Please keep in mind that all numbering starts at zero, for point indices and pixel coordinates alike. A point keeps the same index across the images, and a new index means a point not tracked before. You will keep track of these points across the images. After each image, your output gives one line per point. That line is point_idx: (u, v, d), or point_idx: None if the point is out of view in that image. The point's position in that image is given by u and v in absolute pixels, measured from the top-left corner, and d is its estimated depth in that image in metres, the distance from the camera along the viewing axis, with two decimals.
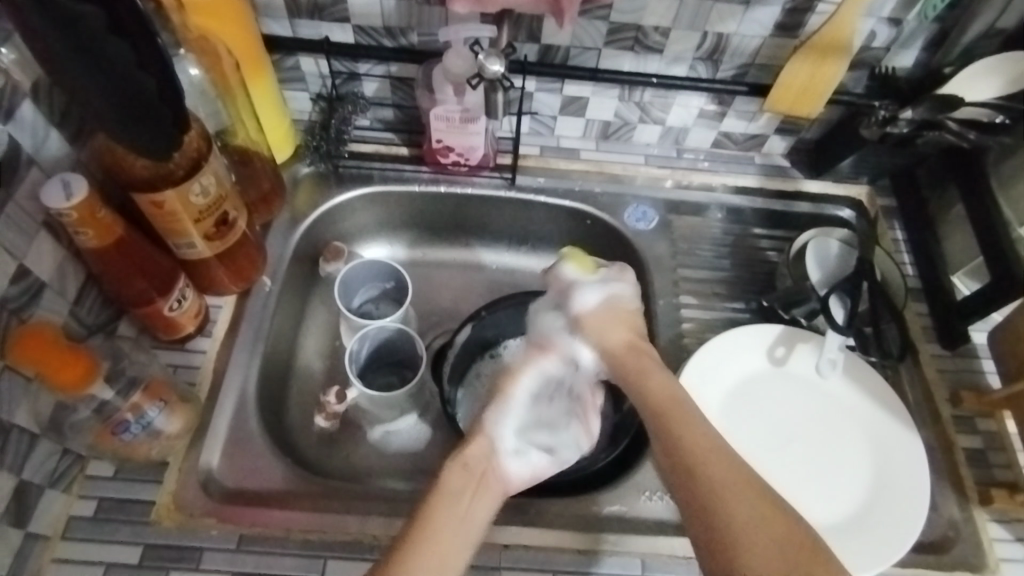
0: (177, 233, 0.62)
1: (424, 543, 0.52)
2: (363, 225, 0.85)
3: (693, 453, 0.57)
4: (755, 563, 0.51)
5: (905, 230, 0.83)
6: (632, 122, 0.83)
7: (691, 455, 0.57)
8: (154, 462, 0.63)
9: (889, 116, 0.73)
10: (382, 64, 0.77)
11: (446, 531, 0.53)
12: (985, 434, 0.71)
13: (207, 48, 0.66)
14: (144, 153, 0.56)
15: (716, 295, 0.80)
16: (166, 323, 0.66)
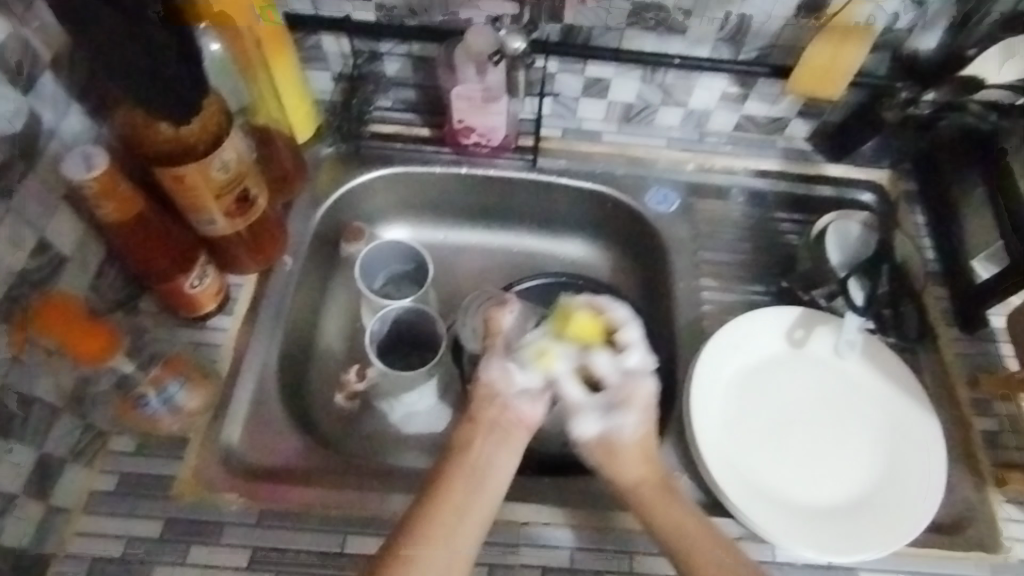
0: (198, 209, 0.62)
1: (438, 503, 0.55)
2: (384, 207, 0.86)
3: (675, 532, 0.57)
4: None
5: (926, 215, 0.83)
6: (653, 104, 0.82)
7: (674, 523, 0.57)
8: (175, 437, 0.63)
9: (912, 97, 0.76)
10: (404, 43, 0.76)
11: (460, 492, 0.56)
12: (1003, 417, 0.71)
13: (229, 24, 0.65)
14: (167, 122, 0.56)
15: (736, 278, 0.80)
16: (186, 300, 0.66)
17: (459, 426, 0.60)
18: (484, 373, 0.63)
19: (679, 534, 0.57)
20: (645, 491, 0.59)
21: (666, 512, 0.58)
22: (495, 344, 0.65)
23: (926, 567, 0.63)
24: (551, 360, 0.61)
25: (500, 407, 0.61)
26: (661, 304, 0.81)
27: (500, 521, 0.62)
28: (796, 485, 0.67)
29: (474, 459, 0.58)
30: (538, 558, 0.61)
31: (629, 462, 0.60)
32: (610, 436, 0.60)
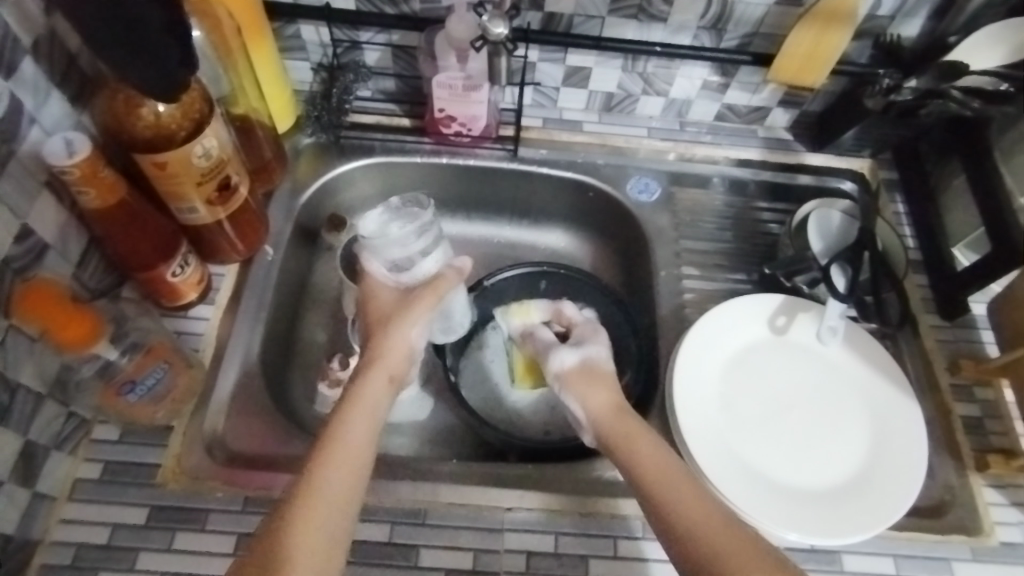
0: (179, 197, 0.62)
1: (337, 447, 0.54)
2: (365, 197, 0.85)
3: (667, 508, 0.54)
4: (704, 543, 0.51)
5: (906, 204, 0.84)
6: (635, 94, 0.83)
7: (668, 485, 0.55)
8: (158, 426, 0.63)
9: (893, 84, 0.73)
10: (384, 32, 0.77)
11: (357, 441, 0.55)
12: (983, 403, 0.72)
13: (209, 12, 0.64)
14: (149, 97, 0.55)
15: (718, 267, 0.80)
16: (168, 289, 0.66)
17: (365, 374, 0.61)
18: (397, 329, 0.65)
19: (671, 502, 0.54)
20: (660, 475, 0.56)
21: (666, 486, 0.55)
22: (422, 304, 0.66)
23: (906, 550, 0.64)
24: (530, 310, 0.75)
25: (406, 361, 0.64)
26: (643, 294, 0.82)
27: (484, 506, 0.62)
28: (779, 469, 0.67)
29: (366, 416, 0.57)
30: (522, 542, 0.61)
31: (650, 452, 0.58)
32: (589, 362, 0.68)
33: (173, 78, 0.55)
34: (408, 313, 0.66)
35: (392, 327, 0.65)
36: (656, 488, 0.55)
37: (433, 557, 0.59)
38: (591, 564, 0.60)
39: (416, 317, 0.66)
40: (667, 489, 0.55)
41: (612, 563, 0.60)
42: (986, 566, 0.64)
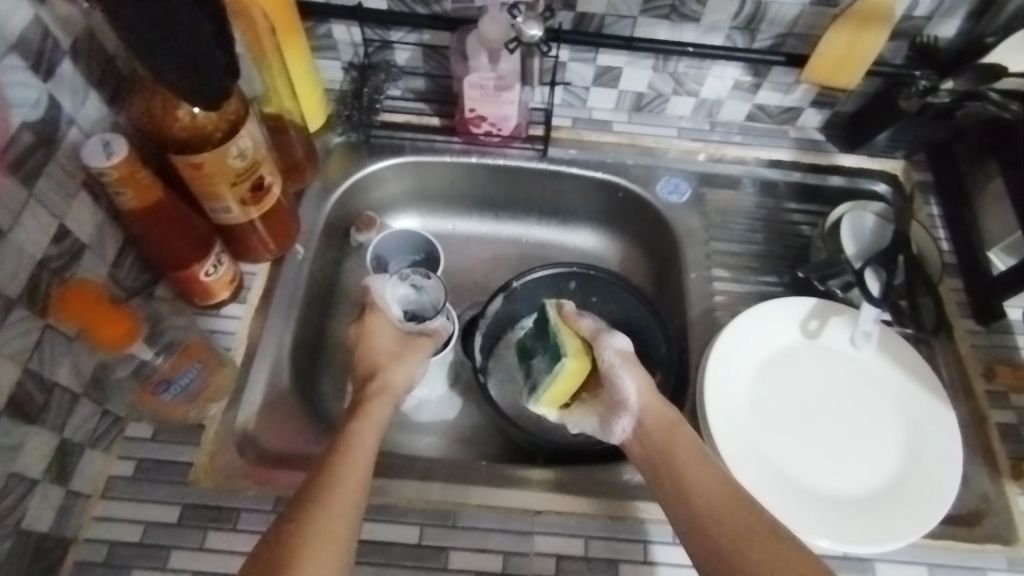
0: (213, 197, 0.62)
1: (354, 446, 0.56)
2: (393, 196, 0.86)
3: (703, 521, 0.54)
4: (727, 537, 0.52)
5: (940, 206, 0.82)
6: (665, 94, 0.83)
7: (706, 496, 0.55)
8: (191, 425, 0.63)
9: (929, 86, 0.73)
10: (415, 32, 0.77)
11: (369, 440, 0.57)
12: (1019, 410, 0.71)
13: (242, 12, 0.64)
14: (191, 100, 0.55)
15: (748, 269, 0.79)
16: (202, 288, 0.66)
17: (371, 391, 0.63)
18: (404, 359, 0.67)
19: (709, 515, 0.54)
20: (699, 488, 0.56)
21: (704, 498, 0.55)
22: (424, 348, 0.69)
23: (941, 558, 0.63)
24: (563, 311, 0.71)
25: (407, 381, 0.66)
26: (673, 296, 0.81)
27: (513, 509, 0.62)
28: (811, 474, 0.67)
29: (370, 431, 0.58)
30: (552, 545, 0.60)
31: (691, 462, 0.58)
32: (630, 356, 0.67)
33: (216, 85, 0.55)
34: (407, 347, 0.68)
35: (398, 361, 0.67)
36: (693, 501, 0.55)
37: (460, 558, 0.59)
38: (621, 568, 0.60)
39: (418, 359, 0.68)
40: (705, 503, 0.55)
41: (642, 568, 0.60)
42: None
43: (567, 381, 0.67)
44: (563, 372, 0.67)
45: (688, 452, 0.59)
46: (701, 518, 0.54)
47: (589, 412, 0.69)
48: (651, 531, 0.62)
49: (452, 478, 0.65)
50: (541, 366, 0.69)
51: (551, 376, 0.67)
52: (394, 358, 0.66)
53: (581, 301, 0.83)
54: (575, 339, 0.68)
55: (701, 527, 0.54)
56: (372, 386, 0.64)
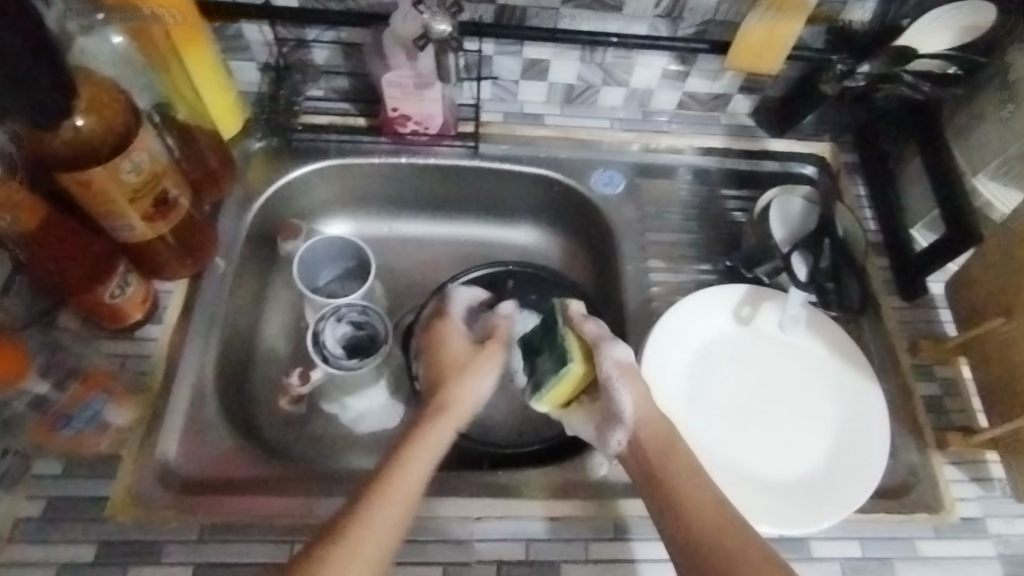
0: (113, 215, 0.60)
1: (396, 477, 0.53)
2: (322, 200, 0.83)
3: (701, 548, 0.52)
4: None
5: (867, 186, 0.83)
6: (595, 84, 0.82)
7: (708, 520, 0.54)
8: (105, 457, 0.61)
9: (847, 69, 0.75)
10: (331, 29, 0.74)
11: (418, 469, 0.54)
12: (942, 381, 0.73)
13: (135, 14, 0.63)
14: (51, 120, 0.53)
15: (684, 258, 0.79)
16: (109, 310, 0.64)
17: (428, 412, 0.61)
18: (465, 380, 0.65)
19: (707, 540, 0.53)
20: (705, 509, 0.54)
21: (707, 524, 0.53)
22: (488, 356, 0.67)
23: (873, 532, 0.64)
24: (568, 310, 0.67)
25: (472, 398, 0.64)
26: (610, 289, 0.80)
27: (452, 517, 0.61)
28: (752, 461, 0.67)
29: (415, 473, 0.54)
30: (493, 551, 0.60)
31: (694, 487, 0.56)
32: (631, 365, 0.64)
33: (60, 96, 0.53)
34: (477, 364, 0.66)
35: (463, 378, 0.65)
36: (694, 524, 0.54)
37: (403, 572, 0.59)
38: (563, 568, 0.60)
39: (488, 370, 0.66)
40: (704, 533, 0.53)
41: (586, 567, 0.60)
42: (949, 543, 0.65)
43: (570, 386, 0.65)
44: (569, 377, 0.64)
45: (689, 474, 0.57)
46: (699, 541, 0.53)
47: (587, 415, 0.65)
48: (592, 529, 0.62)
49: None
50: (546, 365, 0.66)
51: (555, 379, 0.64)
52: (461, 379, 0.65)
53: (520, 299, 0.82)
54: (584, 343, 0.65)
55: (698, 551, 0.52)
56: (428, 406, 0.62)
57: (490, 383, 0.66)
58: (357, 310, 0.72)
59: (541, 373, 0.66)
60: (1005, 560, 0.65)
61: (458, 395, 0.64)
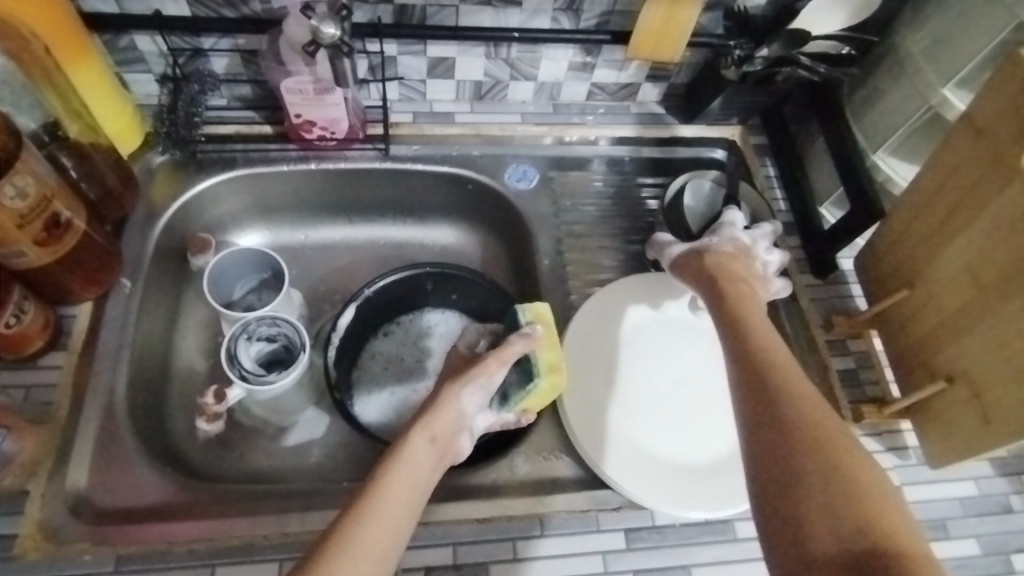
0: (3, 242, 0.58)
1: (371, 516, 0.46)
2: (231, 211, 0.81)
3: (790, 434, 0.45)
4: (833, 526, 0.40)
5: (776, 167, 0.85)
6: (503, 80, 0.81)
7: (792, 401, 0.47)
8: (11, 492, 0.59)
9: (745, 55, 0.76)
10: (227, 37, 0.72)
11: (398, 503, 0.48)
12: (857, 355, 0.75)
13: (9, 31, 0.60)
14: None
15: (602, 249, 0.80)
16: (7, 340, 0.61)
17: (413, 436, 0.52)
18: (446, 395, 0.55)
19: (797, 429, 0.45)
20: (798, 400, 0.47)
21: (800, 414, 0.46)
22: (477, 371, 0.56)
23: None
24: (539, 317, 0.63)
25: (455, 427, 0.55)
26: (529, 283, 0.80)
27: None
28: (674, 448, 0.68)
29: (389, 505, 0.47)
30: (421, 558, 0.60)
31: (790, 360, 0.51)
32: (700, 249, 0.66)
33: None
34: (467, 373, 0.57)
35: (444, 389, 0.56)
36: (777, 401, 0.47)
37: None
38: (492, 569, 0.60)
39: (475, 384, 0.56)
40: (796, 422, 0.45)
41: (512, 566, 0.60)
42: None
43: (540, 398, 0.61)
44: (536, 391, 0.61)
45: (781, 359, 0.51)
46: (788, 431, 0.45)
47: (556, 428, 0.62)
48: (517, 527, 0.62)
49: (315, 505, 0.63)
50: (512, 374, 0.63)
51: (523, 394, 0.61)
52: (444, 394, 0.55)
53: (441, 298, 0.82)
54: (551, 354, 0.62)
55: (771, 391, 0.48)
56: (416, 429, 0.53)
57: (477, 394, 0.56)
58: (267, 323, 0.70)
59: (509, 382, 0.63)
60: (925, 526, 0.67)
61: (440, 407, 0.54)
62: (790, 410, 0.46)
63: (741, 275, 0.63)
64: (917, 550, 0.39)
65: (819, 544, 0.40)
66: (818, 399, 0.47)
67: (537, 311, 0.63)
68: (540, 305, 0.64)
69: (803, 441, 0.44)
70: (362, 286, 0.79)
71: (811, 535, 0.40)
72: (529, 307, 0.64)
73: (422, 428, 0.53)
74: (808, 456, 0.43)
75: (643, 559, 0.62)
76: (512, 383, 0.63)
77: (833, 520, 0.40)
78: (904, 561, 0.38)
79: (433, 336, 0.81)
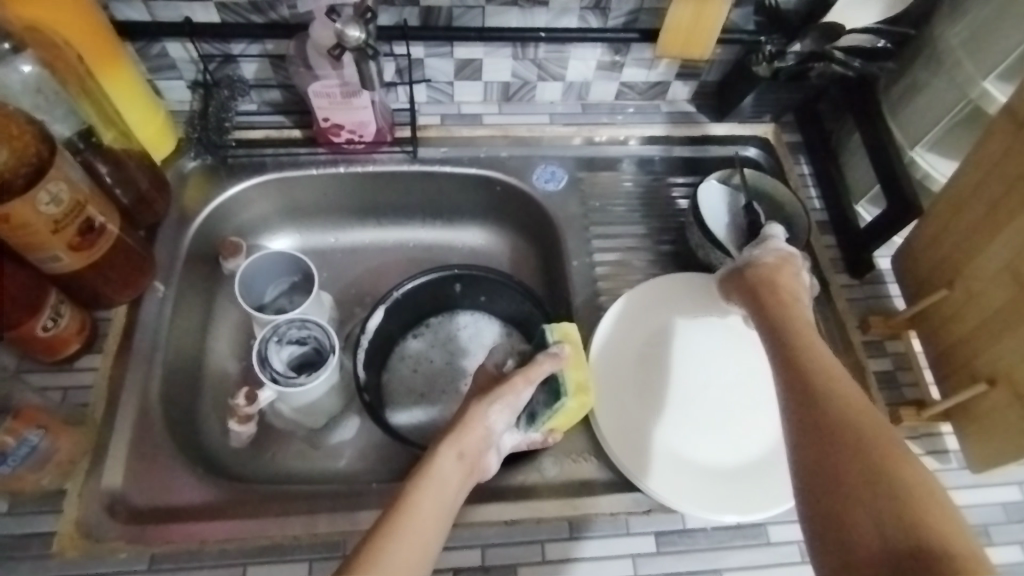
0: (36, 248, 0.59)
1: (400, 533, 0.46)
2: (263, 216, 0.82)
3: (830, 435, 0.44)
4: (874, 523, 0.39)
5: (810, 164, 0.84)
6: (531, 81, 0.81)
7: (832, 405, 0.46)
8: (50, 491, 0.60)
9: (777, 50, 0.74)
10: (256, 43, 0.73)
11: (427, 521, 0.47)
12: (894, 356, 0.73)
13: (43, 40, 0.61)
14: None
15: (632, 249, 0.79)
16: (43, 343, 0.63)
17: (440, 452, 0.52)
18: (474, 411, 0.55)
19: (837, 430, 0.44)
20: (837, 404, 0.46)
21: (845, 418, 0.45)
22: (506, 389, 0.57)
23: None
24: (567, 337, 0.63)
25: (483, 444, 0.55)
26: (558, 285, 0.80)
27: None
28: (707, 450, 0.67)
29: (417, 525, 0.47)
30: (449, 560, 0.60)
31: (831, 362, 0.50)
32: (744, 264, 0.65)
33: None
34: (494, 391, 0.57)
35: (472, 406, 0.56)
36: (820, 406, 0.46)
37: None
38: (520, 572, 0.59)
39: (504, 403, 0.56)
40: (841, 427, 0.44)
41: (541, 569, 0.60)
42: None
43: (567, 417, 0.61)
44: (563, 410, 0.60)
45: (824, 364, 0.50)
46: (830, 434, 0.44)
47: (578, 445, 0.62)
48: (546, 530, 0.61)
49: (343, 505, 0.63)
50: (539, 394, 0.63)
51: (550, 412, 0.61)
52: (473, 411, 0.56)
53: (470, 300, 0.82)
54: (579, 373, 0.61)
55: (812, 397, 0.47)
56: (445, 445, 0.52)
57: (504, 413, 0.56)
58: (297, 325, 0.71)
59: (535, 402, 0.63)
60: None
61: (467, 424, 0.54)
62: (831, 413, 0.45)
63: (789, 286, 0.61)
64: (970, 546, 0.37)
65: (863, 545, 0.38)
66: (862, 400, 0.46)
67: (565, 331, 0.63)
68: (566, 326, 0.63)
69: (843, 445, 0.43)
70: (392, 288, 0.79)
71: (854, 537, 0.39)
72: (556, 327, 0.63)
73: (450, 442, 0.53)
74: (848, 456, 0.42)
75: (673, 562, 0.61)
76: (539, 403, 0.63)
77: (874, 519, 0.39)
78: (954, 558, 0.36)
79: (462, 337, 0.81)
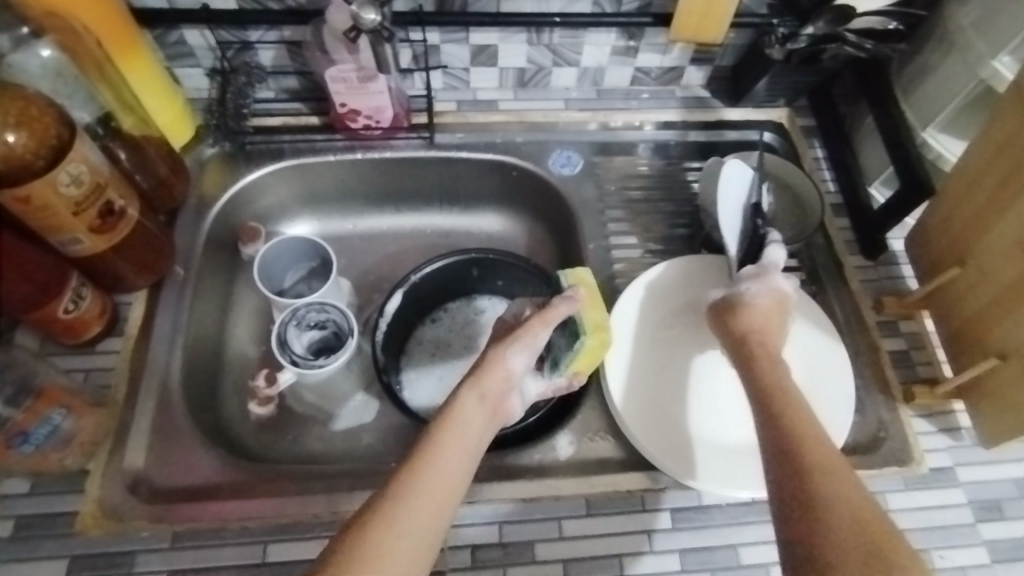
0: (59, 230, 0.60)
1: (421, 480, 0.47)
2: (281, 202, 0.83)
3: (809, 495, 0.45)
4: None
5: (825, 148, 0.84)
6: (546, 66, 0.82)
7: (810, 464, 0.47)
8: (74, 471, 0.61)
9: (790, 31, 0.74)
10: (273, 29, 0.74)
11: (448, 466, 0.48)
12: (908, 336, 0.73)
13: (62, 26, 0.62)
14: None
15: (647, 233, 0.79)
16: (65, 326, 0.64)
17: (464, 393, 0.53)
18: (495, 351, 0.57)
19: (816, 491, 0.46)
20: (815, 462, 0.47)
21: (821, 472, 0.47)
22: (526, 330, 0.58)
23: None
24: (581, 281, 0.64)
25: (505, 387, 0.55)
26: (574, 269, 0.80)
27: None
28: (719, 431, 0.67)
29: (439, 472, 0.47)
30: (468, 536, 0.60)
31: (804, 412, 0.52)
32: (736, 298, 0.63)
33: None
34: (515, 334, 0.58)
35: (492, 349, 0.57)
36: (798, 462, 0.48)
37: None
38: (537, 548, 0.60)
39: (523, 343, 0.57)
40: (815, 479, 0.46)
41: (559, 545, 0.60)
42: (917, 493, 0.65)
43: (590, 357, 0.62)
44: (585, 349, 0.61)
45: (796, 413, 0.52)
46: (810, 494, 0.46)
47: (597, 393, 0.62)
48: (564, 506, 0.62)
49: (361, 484, 0.63)
50: (560, 339, 0.64)
51: (572, 354, 0.62)
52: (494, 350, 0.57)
53: (487, 284, 0.83)
54: (596, 314, 0.62)
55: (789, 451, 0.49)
56: (472, 380, 0.54)
57: (524, 354, 0.57)
58: (316, 309, 0.72)
59: (557, 348, 0.64)
60: (982, 508, 0.65)
61: (490, 364, 0.55)
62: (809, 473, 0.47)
63: (774, 331, 0.61)
64: None
65: None
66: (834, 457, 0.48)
67: (577, 274, 0.64)
68: (581, 270, 0.64)
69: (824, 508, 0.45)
70: (410, 272, 0.80)
71: None
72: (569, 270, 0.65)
73: (473, 382, 0.54)
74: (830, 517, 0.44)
75: (688, 539, 0.61)
76: (560, 349, 0.64)
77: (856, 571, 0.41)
78: None
79: (480, 322, 0.82)
